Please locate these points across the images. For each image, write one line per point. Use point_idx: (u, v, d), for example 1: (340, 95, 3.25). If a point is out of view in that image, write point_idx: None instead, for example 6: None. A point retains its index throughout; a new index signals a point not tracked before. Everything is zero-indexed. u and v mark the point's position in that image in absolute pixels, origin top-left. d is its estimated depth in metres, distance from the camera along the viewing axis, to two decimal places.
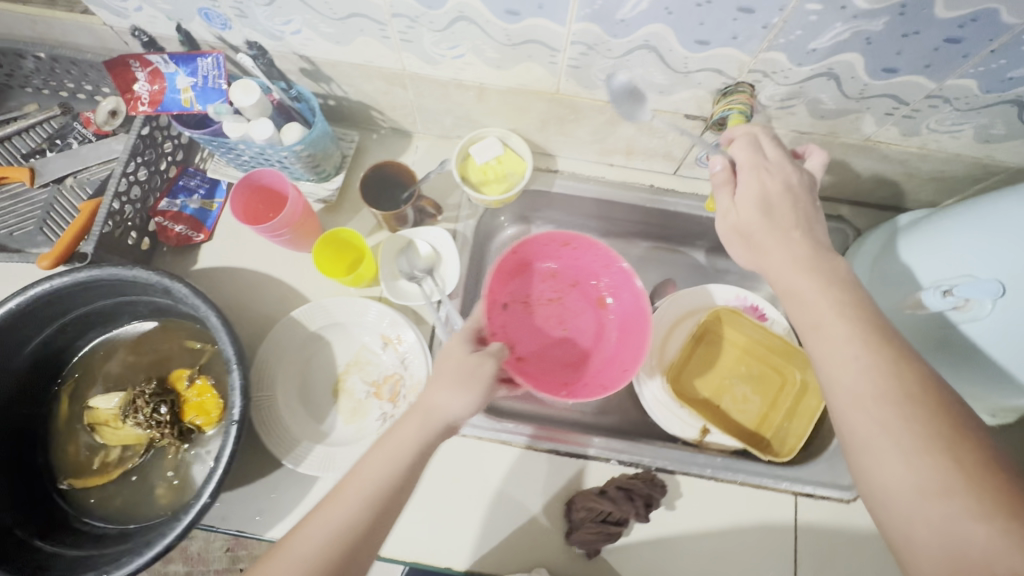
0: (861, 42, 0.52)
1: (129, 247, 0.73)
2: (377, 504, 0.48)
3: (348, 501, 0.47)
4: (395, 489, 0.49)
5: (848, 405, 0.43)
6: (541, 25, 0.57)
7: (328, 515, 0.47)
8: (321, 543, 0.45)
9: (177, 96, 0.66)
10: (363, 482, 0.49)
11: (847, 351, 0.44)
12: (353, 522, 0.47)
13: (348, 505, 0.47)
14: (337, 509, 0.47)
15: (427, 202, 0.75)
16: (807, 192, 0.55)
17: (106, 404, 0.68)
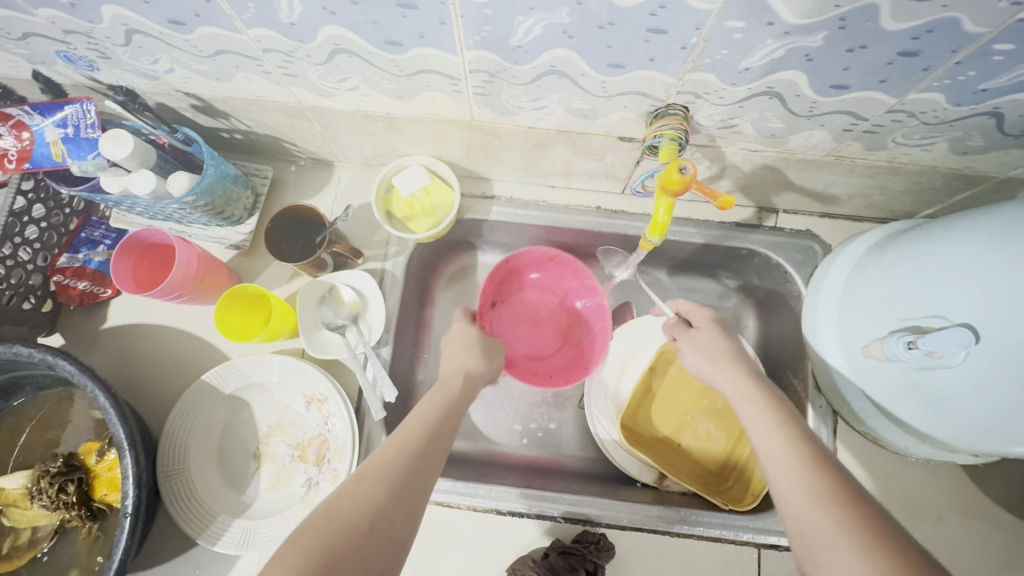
0: (800, 59, 0.44)
1: (25, 314, 0.67)
2: (406, 474, 0.44)
3: (376, 475, 0.43)
4: (422, 465, 0.46)
5: (790, 501, 0.42)
6: (430, 54, 0.49)
7: (355, 483, 0.42)
8: (349, 508, 0.40)
9: (47, 150, 0.59)
10: (394, 453, 0.46)
11: (781, 453, 0.45)
12: (374, 488, 0.42)
13: (374, 474, 0.43)
14: (363, 476, 0.43)
15: (340, 247, 0.68)
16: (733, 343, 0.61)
17: (12, 485, 0.64)
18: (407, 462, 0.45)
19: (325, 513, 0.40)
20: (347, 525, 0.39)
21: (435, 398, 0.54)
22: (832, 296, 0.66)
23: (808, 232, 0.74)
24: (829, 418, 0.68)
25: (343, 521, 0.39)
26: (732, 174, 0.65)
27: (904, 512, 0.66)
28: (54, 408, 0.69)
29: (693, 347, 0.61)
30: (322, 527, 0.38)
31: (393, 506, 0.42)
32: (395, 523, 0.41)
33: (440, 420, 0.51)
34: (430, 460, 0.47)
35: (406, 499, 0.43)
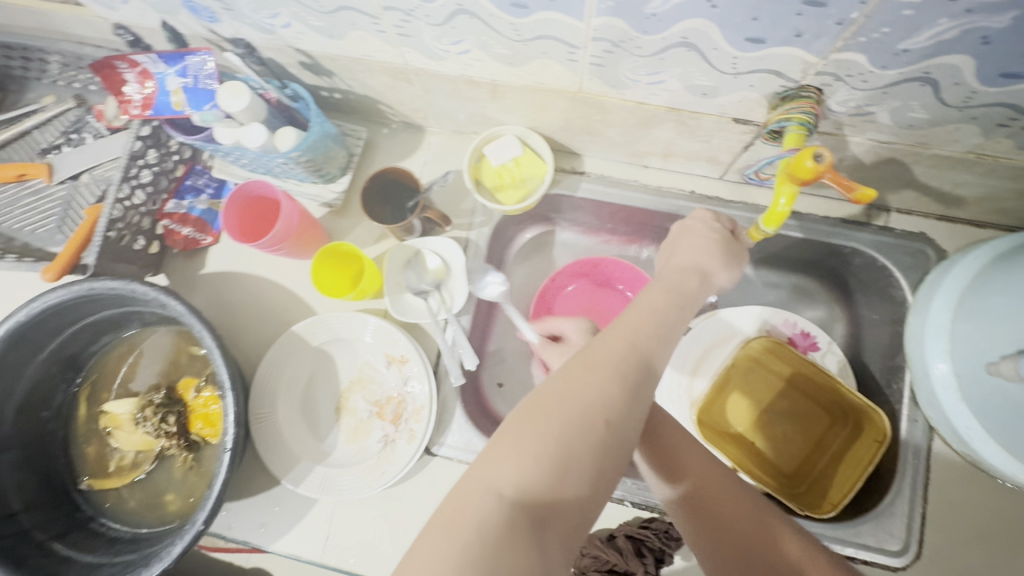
0: (973, 43, 0.39)
1: (137, 254, 0.71)
2: (633, 367, 0.41)
3: (602, 370, 0.40)
4: (651, 359, 0.43)
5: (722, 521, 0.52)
6: (555, 19, 0.47)
7: (582, 378, 0.39)
8: (577, 407, 0.38)
9: (167, 99, 0.62)
10: (618, 348, 0.42)
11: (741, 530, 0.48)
12: (620, 390, 0.39)
13: (607, 373, 0.40)
14: (589, 374, 0.40)
15: (432, 213, 0.68)
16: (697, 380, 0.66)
17: (122, 410, 0.70)
18: (635, 359, 0.42)
19: (554, 409, 0.37)
20: (581, 424, 0.37)
21: (658, 292, 0.49)
22: (947, 303, 0.61)
23: (922, 234, 0.69)
24: (923, 434, 0.64)
25: (571, 420, 0.37)
26: (849, 165, 0.61)
27: (997, 542, 0.62)
28: (156, 344, 0.74)
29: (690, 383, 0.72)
30: (554, 427, 0.36)
31: (621, 405, 0.39)
32: (629, 423, 0.39)
33: (665, 321, 0.46)
34: (655, 350, 0.44)
35: (636, 401, 0.40)
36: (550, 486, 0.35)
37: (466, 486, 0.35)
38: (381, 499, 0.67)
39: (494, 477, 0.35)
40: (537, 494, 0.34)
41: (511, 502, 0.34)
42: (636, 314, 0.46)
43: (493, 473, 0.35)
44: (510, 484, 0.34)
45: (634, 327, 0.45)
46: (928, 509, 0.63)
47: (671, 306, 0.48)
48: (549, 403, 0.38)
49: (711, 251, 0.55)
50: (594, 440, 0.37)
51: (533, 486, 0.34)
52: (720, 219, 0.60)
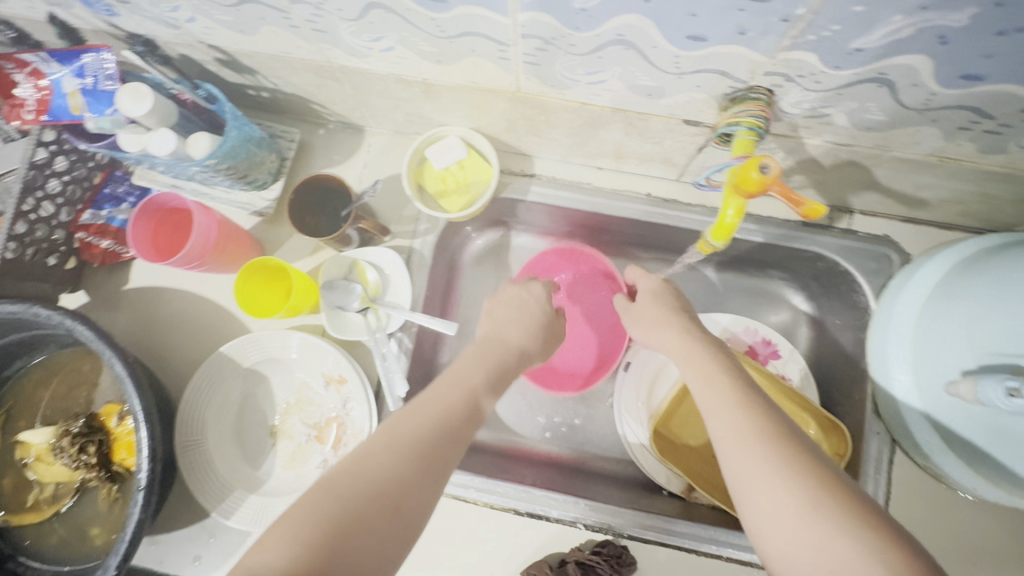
0: (931, 42, 0.36)
1: (49, 271, 0.65)
2: (421, 455, 0.40)
3: (383, 460, 0.39)
4: (448, 442, 0.42)
5: (721, 440, 0.42)
6: (477, 14, 0.42)
7: (359, 470, 0.38)
8: (365, 491, 0.37)
9: (64, 102, 0.56)
10: (420, 427, 0.42)
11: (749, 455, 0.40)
12: (411, 472, 0.39)
13: (404, 453, 0.40)
14: (385, 454, 0.39)
15: (366, 224, 0.63)
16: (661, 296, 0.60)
17: (37, 440, 0.64)
18: (435, 437, 0.42)
19: (341, 494, 0.37)
20: (366, 506, 0.36)
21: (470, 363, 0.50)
22: (908, 313, 0.58)
23: (886, 237, 0.66)
24: (886, 447, 0.62)
25: (354, 505, 0.36)
26: (808, 168, 0.57)
27: (961, 557, 0.60)
28: (78, 366, 0.68)
29: (641, 327, 0.58)
30: (334, 514, 0.35)
31: (414, 489, 0.38)
32: (418, 507, 0.38)
33: (472, 391, 0.46)
34: (457, 435, 0.43)
35: (419, 489, 0.39)
36: None
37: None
38: None
39: (258, 567, 0.32)
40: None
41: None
42: (442, 386, 0.46)
43: (256, 563, 0.33)
44: (272, 574, 0.32)
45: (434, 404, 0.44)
46: None
47: (476, 380, 0.48)
48: (322, 503, 0.36)
49: (532, 332, 0.57)
50: (359, 542, 0.35)
51: None
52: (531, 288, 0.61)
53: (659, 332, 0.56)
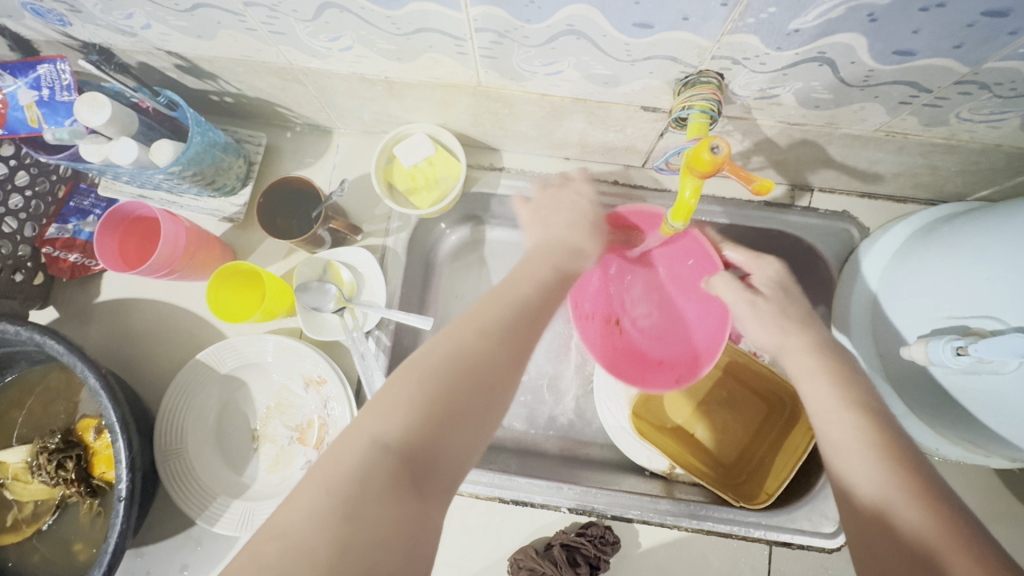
0: (862, 20, 0.37)
1: (15, 287, 0.64)
2: (512, 327, 0.44)
3: (483, 328, 0.43)
4: (530, 316, 0.47)
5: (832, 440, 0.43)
6: (431, 10, 0.43)
7: (463, 334, 0.42)
8: (462, 367, 0.40)
9: (21, 115, 0.55)
10: (498, 324, 0.44)
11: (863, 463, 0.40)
12: (496, 357, 0.42)
13: (490, 335, 0.43)
14: (476, 337, 0.42)
15: (337, 223, 0.64)
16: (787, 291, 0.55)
17: (12, 459, 0.63)
18: (513, 328, 0.44)
19: (443, 373, 0.39)
20: (467, 379, 0.39)
21: (534, 265, 0.53)
22: (869, 285, 0.60)
23: (845, 213, 0.68)
24: None
25: (457, 381, 0.39)
26: (765, 149, 0.59)
27: None
28: (52, 382, 0.67)
29: (759, 322, 0.54)
30: (442, 385, 0.38)
31: (502, 365, 0.42)
32: (508, 385, 0.42)
33: (539, 287, 0.50)
34: (537, 311, 0.47)
35: (515, 350, 0.43)
36: (426, 434, 0.36)
37: (350, 438, 0.36)
38: None
39: (381, 429, 0.36)
40: (418, 449, 0.36)
41: (393, 454, 0.35)
42: (520, 281, 0.50)
43: (378, 427, 0.36)
44: (392, 436, 0.35)
45: (513, 292, 0.48)
46: None
47: (551, 274, 0.52)
48: (438, 359, 0.40)
49: (578, 228, 0.58)
50: (476, 399, 0.39)
51: (414, 436, 0.36)
52: (581, 190, 0.63)
53: (782, 325, 0.52)
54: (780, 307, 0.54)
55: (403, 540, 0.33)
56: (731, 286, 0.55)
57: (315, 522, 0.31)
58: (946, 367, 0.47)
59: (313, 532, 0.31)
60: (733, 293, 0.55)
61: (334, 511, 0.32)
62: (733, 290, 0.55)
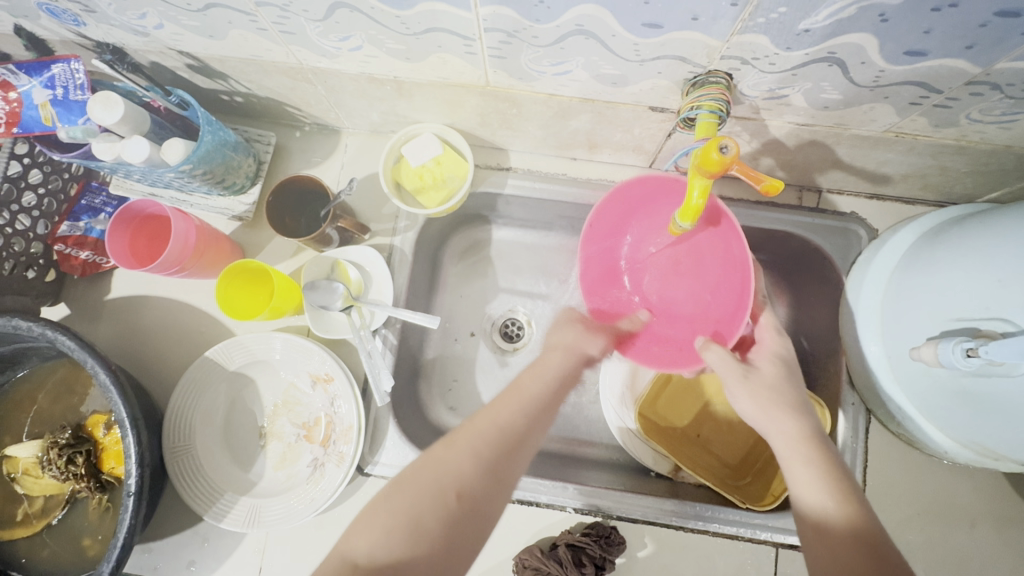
0: (873, 20, 0.37)
1: (28, 284, 0.65)
2: (497, 444, 0.46)
3: (468, 447, 0.45)
4: (522, 436, 0.47)
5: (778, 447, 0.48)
6: (441, 11, 0.43)
7: (443, 453, 0.44)
8: (433, 485, 0.42)
9: (35, 114, 0.56)
10: (480, 435, 0.46)
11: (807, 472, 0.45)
12: (473, 473, 0.43)
13: (471, 452, 0.45)
14: (456, 455, 0.44)
15: (345, 223, 0.64)
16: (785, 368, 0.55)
17: (24, 453, 0.64)
18: (495, 441, 0.46)
19: (417, 491, 0.42)
20: (439, 494, 0.42)
21: (535, 376, 0.53)
22: (877, 286, 0.60)
23: (853, 215, 0.68)
24: (861, 416, 0.64)
25: (427, 499, 0.41)
26: (773, 149, 0.59)
27: (939, 521, 0.62)
28: (63, 378, 0.68)
29: (749, 390, 0.52)
30: (414, 500, 0.41)
31: (478, 483, 0.43)
32: (487, 502, 0.43)
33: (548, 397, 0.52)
34: (530, 428, 0.48)
35: (498, 474, 0.44)
36: (395, 558, 0.38)
37: (325, 560, 0.40)
38: (316, 526, 0.64)
39: (350, 546, 0.39)
40: (384, 567, 0.38)
41: (359, 571, 0.38)
42: (518, 392, 0.51)
43: (349, 544, 0.40)
44: (362, 553, 0.39)
45: (508, 403, 0.50)
46: (868, 490, 0.63)
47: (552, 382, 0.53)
48: (416, 481, 0.43)
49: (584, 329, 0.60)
50: (445, 516, 0.41)
51: (382, 559, 0.38)
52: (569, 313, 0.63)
53: (768, 399, 0.51)
54: (774, 385, 0.52)
55: None
56: (722, 360, 0.54)
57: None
58: (955, 368, 0.47)
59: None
60: (725, 366, 0.54)
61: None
62: (726, 364, 0.54)
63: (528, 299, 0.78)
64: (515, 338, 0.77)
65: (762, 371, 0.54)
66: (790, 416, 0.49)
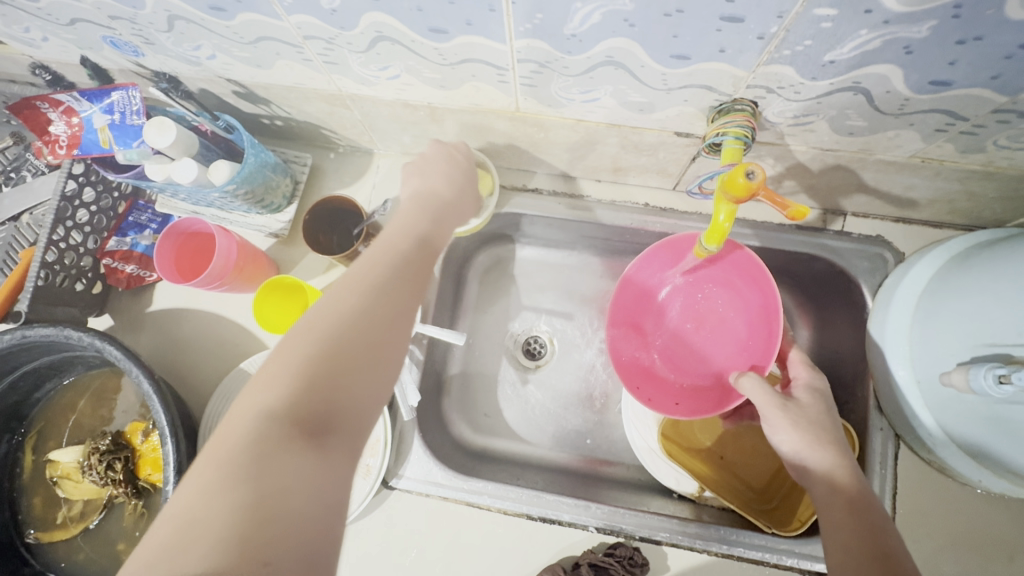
0: (898, 52, 0.38)
1: (77, 296, 0.68)
2: (396, 276, 0.42)
3: (355, 281, 0.40)
4: (419, 262, 0.44)
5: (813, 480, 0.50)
6: (477, 43, 0.46)
7: (346, 287, 0.40)
8: (353, 322, 0.37)
9: (95, 137, 0.61)
10: (353, 288, 0.40)
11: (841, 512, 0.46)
12: (361, 320, 0.38)
13: (369, 283, 0.40)
14: (356, 286, 0.40)
15: (377, 240, 0.66)
16: (822, 402, 0.56)
17: (66, 458, 0.66)
18: (395, 271, 0.42)
19: (319, 330, 0.37)
20: (354, 340, 0.37)
21: (415, 217, 0.49)
22: (905, 310, 0.59)
23: (879, 237, 0.68)
24: (890, 442, 0.63)
25: (344, 336, 0.37)
26: (798, 173, 0.60)
27: (972, 552, 0.60)
28: (105, 387, 0.71)
29: (785, 418, 0.53)
30: (320, 342, 0.36)
31: (390, 312, 0.39)
32: (396, 335, 0.39)
33: (420, 239, 0.47)
34: (423, 270, 0.44)
35: (401, 298, 0.41)
36: (326, 396, 0.34)
37: (229, 422, 0.33)
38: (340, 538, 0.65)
39: (262, 401, 0.33)
40: (317, 405, 0.34)
41: (281, 422, 0.33)
42: (402, 232, 0.47)
43: (263, 396, 0.33)
44: (277, 407, 0.33)
45: (393, 241, 0.45)
46: (898, 518, 0.62)
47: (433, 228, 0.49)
48: (315, 322, 0.37)
49: (462, 188, 0.56)
50: (373, 364, 0.37)
51: (307, 398, 0.34)
52: (456, 149, 0.60)
53: (807, 431, 0.52)
54: (812, 417, 0.54)
55: (312, 494, 0.31)
56: (760, 390, 0.56)
57: (210, 502, 0.29)
58: (988, 395, 0.46)
59: (204, 505, 0.29)
60: (763, 397, 0.56)
61: (228, 485, 0.30)
62: (763, 394, 0.56)
63: (551, 317, 0.80)
64: (537, 355, 0.79)
65: (800, 402, 0.55)
66: (829, 447, 0.51)
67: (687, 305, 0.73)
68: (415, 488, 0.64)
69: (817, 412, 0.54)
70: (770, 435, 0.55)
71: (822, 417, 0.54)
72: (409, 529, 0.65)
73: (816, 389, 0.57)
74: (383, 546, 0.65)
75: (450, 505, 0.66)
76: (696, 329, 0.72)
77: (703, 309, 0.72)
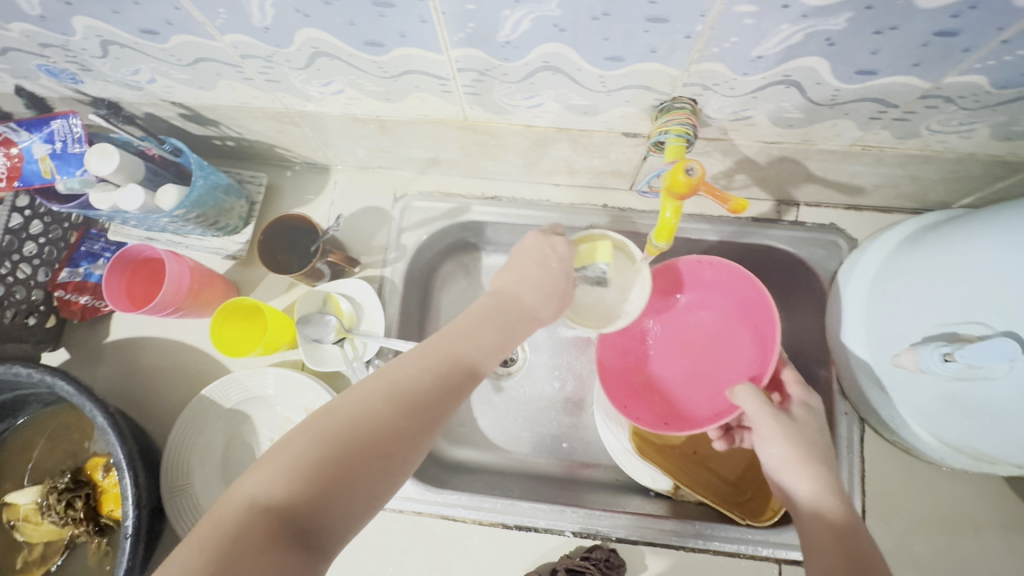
0: (821, 44, 0.39)
1: (29, 331, 0.66)
2: (427, 391, 0.41)
3: (387, 388, 0.40)
4: (455, 383, 0.44)
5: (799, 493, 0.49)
6: (414, 54, 0.46)
7: (375, 393, 0.39)
8: (369, 427, 0.37)
9: (36, 167, 0.59)
10: (392, 392, 0.40)
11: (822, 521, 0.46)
12: (375, 430, 0.37)
13: (401, 395, 0.40)
14: (388, 397, 0.39)
15: (335, 257, 0.65)
16: (815, 421, 0.56)
17: (23, 500, 0.64)
18: (429, 388, 0.42)
19: (333, 428, 0.36)
20: (362, 445, 0.36)
21: (465, 326, 0.49)
22: (859, 295, 0.61)
23: (832, 225, 0.69)
24: (855, 425, 0.64)
25: (355, 440, 0.36)
26: (747, 167, 0.61)
27: (942, 530, 0.61)
28: (62, 423, 0.69)
29: (774, 428, 0.53)
30: (329, 441, 0.35)
31: (409, 423, 0.39)
32: (412, 450, 0.38)
33: (466, 358, 0.46)
34: (460, 387, 0.44)
35: (424, 415, 0.40)
36: (318, 498, 0.33)
37: (223, 503, 0.32)
38: None
39: (261, 488, 0.33)
40: (307, 506, 0.33)
41: (273, 514, 0.32)
42: (449, 341, 0.47)
43: (258, 486, 0.33)
44: (273, 497, 0.32)
45: (439, 352, 0.45)
46: (867, 501, 0.62)
47: (481, 338, 0.49)
48: (335, 419, 0.37)
49: (547, 295, 0.56)
50: (376, 470, 0.36)
51: (300, 497, 0.33)
52: (555, 246, 0.58)
53: (795, 441, 0.52)
54: (804, 433, 0.53)
55: None
56: (754, 399, 0.56)
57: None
58: (936, 373, 0.47)
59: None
60: (756, 407, 0.56)
61: (203, 572, 0.28)
62: (757, 404, 0.56)
63: None
64: (508, 362, 0.79)
65: (794, 418, 0.55)
66: (816, 463, 0.50)
67: (683, 338, 0.74)
68: (388, 504, 0.64)
69: (811, 430, 0.54)
70: (760, 446, 0.54)
71: (815, 433, 0.54)
72: (385, 548, 0.64)
73: (812, 408, 0.57)
74: (360, 568, 0.64)
75: (425, 520, 0.65)
76: (693, 360, 0.73)
77: (698, 342, 0.73)
